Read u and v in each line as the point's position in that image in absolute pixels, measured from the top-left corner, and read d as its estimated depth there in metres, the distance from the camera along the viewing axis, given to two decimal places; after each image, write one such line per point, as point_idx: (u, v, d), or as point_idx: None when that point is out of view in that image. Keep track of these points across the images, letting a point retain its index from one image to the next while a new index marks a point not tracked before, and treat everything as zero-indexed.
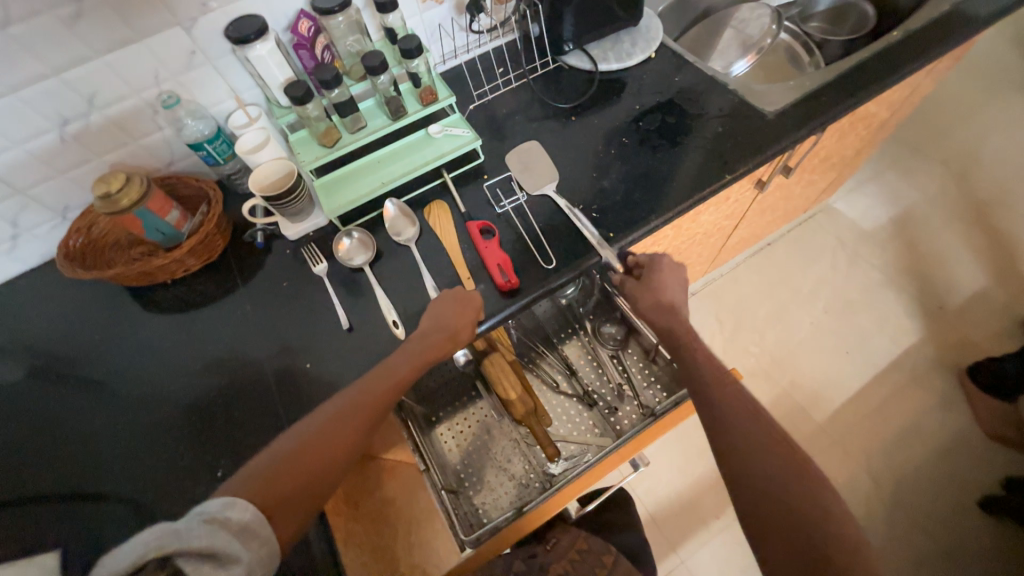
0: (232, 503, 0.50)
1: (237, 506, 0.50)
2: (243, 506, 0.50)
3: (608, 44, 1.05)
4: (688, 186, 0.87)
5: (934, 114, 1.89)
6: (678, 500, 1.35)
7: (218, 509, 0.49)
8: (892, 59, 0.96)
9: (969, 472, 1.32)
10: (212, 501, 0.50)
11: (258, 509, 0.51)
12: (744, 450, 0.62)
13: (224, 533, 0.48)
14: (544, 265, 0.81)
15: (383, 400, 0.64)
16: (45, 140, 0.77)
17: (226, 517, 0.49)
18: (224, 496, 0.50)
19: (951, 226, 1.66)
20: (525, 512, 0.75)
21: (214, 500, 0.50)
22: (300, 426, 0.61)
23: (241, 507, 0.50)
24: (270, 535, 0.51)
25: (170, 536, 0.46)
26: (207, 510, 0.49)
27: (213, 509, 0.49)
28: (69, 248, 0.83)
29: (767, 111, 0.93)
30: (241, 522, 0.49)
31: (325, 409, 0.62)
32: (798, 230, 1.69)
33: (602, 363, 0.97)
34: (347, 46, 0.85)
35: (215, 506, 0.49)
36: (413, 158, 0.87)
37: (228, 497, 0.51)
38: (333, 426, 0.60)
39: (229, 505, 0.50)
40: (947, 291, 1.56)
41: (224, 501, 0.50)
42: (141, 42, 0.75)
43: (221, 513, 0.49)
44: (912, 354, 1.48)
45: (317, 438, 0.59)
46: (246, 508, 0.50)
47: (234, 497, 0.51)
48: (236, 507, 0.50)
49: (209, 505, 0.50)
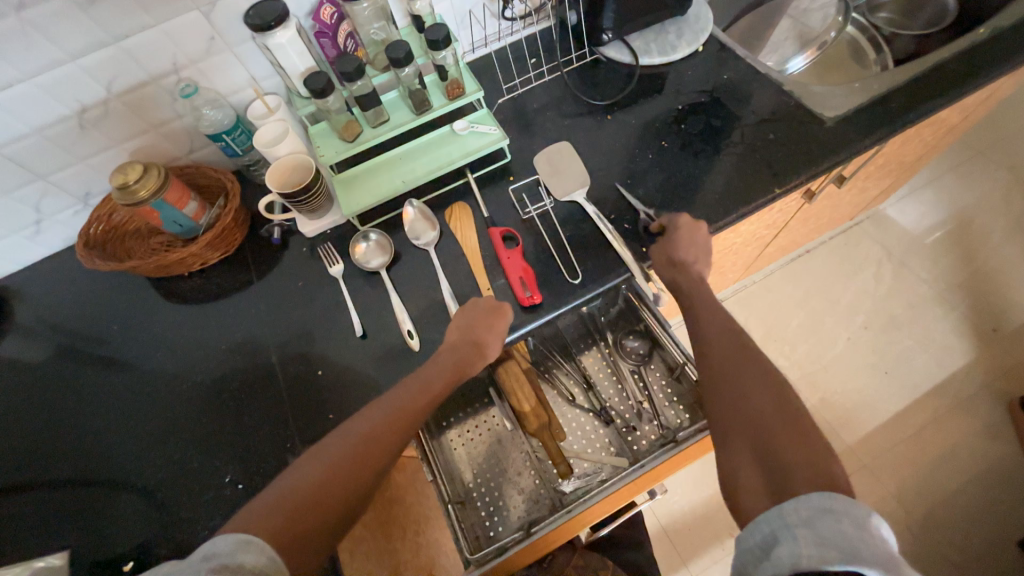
0: (247, 544, 0.44)
1: (251, 549, 0.44)
2: (259, 549, 0.44)
3: (651, 36, 0.96)
4: (730, 198, 0.80)
5: (1004, 115, 1.73)
6: (691, 514, 1.31)
7: (229, 552, 0.43)
8: (977, 61, 0.85)
9: (1014, 511, 1.23)
10: (224, 539, 0.44)
11: (276, 554, 0.45)
12: (737, 388, 0.55)
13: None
14: (570, 279, 0.76)
15: (411, 421, 0.59)
16: (64, 127, 0.76)
17: (237, 565, 0.43)
18: (238, 535, 0.44)
19: (1016, 241, 1.52)
20: (534, 535, 0.71)
21: (227, 538, 0.44)
22: (315, 453, 0.54)
23: (256, 550, 0.44)
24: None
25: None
26: (216, 554, 0.43)
27: (224, 549, 0.43)
28: (90, 235, 0.83)
29: (826, 116, 0.84)
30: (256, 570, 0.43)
31: (350, 427, 0.57)
32: (841, 237, 1.58)
33: (622, 378, 0.91)
34: (371, 34, 0.81)
35: (226, 549, 0.43)
36: (437, 156, 0.83)
37: (243, 536, 0.45)
38: (355, 454, 0.54)
39: (242, 547, 0.44)
40: (1005, 312, 1.43)
41: (237, 541, 0.44)
42: (157, 26, 0.71)
43: (233, 558, 0.43)
44: (958, 380, 1.37)
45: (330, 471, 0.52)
46: (262, 550, 0.45)
47: (249, 537, 0.45)
48: (249, 551, 0.44)
49: (220, 546, 0.44)
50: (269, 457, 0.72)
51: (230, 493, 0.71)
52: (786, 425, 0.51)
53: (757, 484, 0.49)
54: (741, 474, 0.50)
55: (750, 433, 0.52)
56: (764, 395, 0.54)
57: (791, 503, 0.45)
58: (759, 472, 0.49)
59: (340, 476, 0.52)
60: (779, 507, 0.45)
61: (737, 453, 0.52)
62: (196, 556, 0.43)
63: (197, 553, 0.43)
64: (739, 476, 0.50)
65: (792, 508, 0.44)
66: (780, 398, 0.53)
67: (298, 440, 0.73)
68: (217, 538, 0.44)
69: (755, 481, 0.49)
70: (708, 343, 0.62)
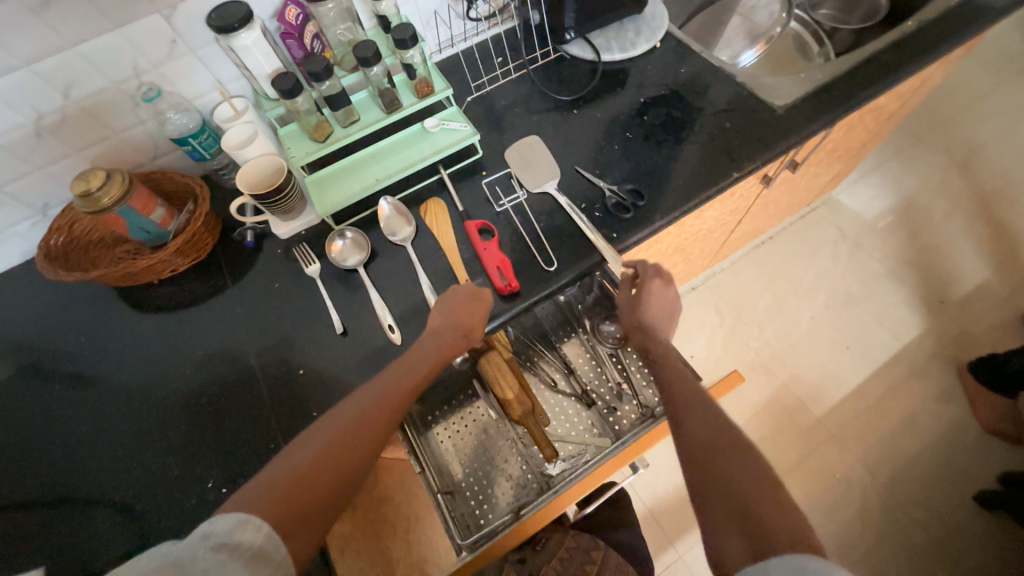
0: (245, 523, 0.46)
1: (249, 527, 0.46)
2: (256, 527, 0.46)
3: (612, 33, 1.00)
4: (693, 184, 0.85)
5: (939, 103, 1.87)
6: (676, 494, 1.35)
7: (227, 530, 0.45)
8: (907, 51, 0.93)
9: (966, 468, 1.32)
10: (222, 519, 0.46)
11: (274, 531, 0.47)
12: (712, 445, 0.57)
13: (232, 564, 0.44)
14: (546, 267, 0.79)
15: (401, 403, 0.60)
16: (19, 135, 0.74)
17: (235, 543, 0.45)
18: (235, 514, 0.46)
19: (955, 218, 1.64)
20: (523, 517, 0.73)
21: (224, 518, 0.46)
22: (308, 435, 0.55)
23: (253, 528, 0.46)
24: (284, 559, 0.47)
25: (173, 568, 0.43)
26: (215, 532, 0.45)
27: (221, 530, 0.45)
28: (50, 247, 0.80)
29: (776, 105, 0.90)
30: (253, 547, 0.45)
31: (345, 407, 0.58)
32: (799, 222, 1.67)
33: (602, 362, 0.94)
34: (338, 34, 0.82)
35: (224, 528, 0.45)
36: (409, 153, 0.84)
37: (240, 515, 0.46)
38: (348, 437, 0.55)
39: (240, 526, 0.46)
40: (949, 284, 1.54)
41: (233, 521, 0.46)
42: (116, 30, 0.70)
43: (231, 536, 0.45)
44: (912, 349, 1.47)
45: (322, 457, 0.53)
46: (260, 528, 0.46)
47: (245, 516, 0.46)
48: (246, 529, 0.46)
49: (217, 525, 0.45)
50: (255, 460, 0.72)
51: (214, 498, 0.70)
52: (760, 481, 0.53)
53: (738, 547, 0.50)
54: (722, 537, 0.52)
55: (729, 493, 0.53)
56: (739, 456, 0.55)
57: (775, 560, 0.47)
58: (740, 536, 0.51)
59: (330, 459, 0.53)
60: (764, 566, 0.47)
61: (719, 513, 0.53)
62: (196, 535, 0.45)
63: (196, 532, 0.45)
64: (721, 540, 0.52)
65: (777, 565, 0.46)
66: (753, 454, 0.55)
67: (283, 439, 0.72)
68: (215, 517, 0.46)
69: (737, 546, 0.51)
70: (680, 402, 0.63)
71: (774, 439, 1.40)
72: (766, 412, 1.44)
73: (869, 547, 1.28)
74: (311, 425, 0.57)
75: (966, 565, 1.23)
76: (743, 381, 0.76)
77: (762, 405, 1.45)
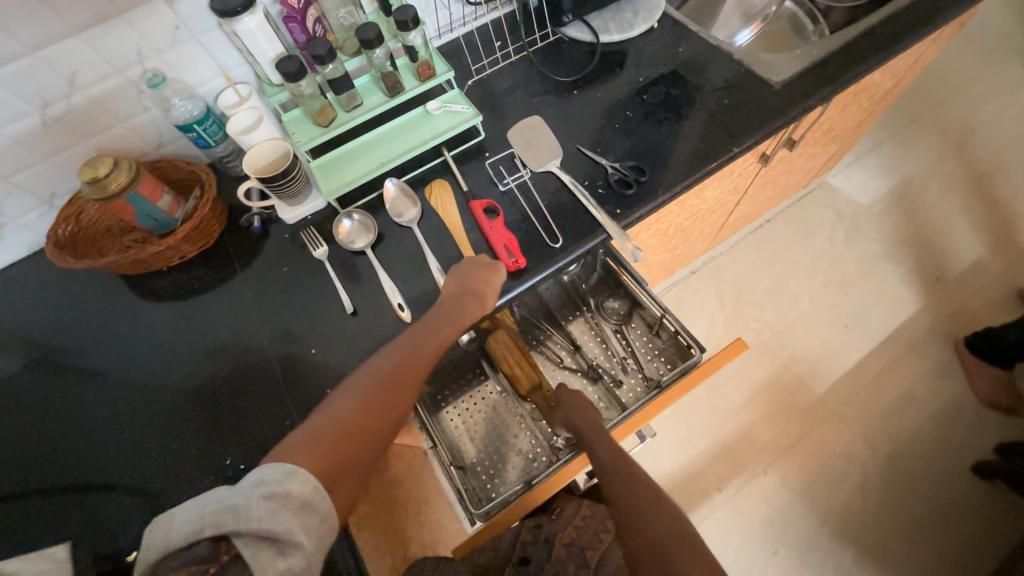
0: (293, 474, 0.50)
1: (297, 479, 0.49)
2: (304, 479, 0.50)
3: (609, 14, 1.01)
4: (693, 161, 0.86)
5: (932, 84, 1.88)
6: (681, 473, 1.40)
7: (278, 481, 0.49)
8: (901, 25, 0.94)
9: (965, 439, 1.35)
10: (272, 469, 0.50)
11: (319, 484, 0.51)
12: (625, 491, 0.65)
13: (285, 512, 0.47)
14: (551, 244, 0.80)
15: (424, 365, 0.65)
16: (25, 124, 0.75)
17: (286, 493, 0.48)
18: (284, 466, 0.50)
19: (950, 196, 1.66)
20: (535, 486, 0.74)
21: (275, 469, 0.50)
22: (342, 394, 0.60)
23: (301, 479, 0.50)
24: (329, 510, 0.51)
25: (228, 514, 0.46)
26: (266, 482, 0.48)
27: (273, 482, 0.49)
28: (58, 236, 0.80)
29: (773, 81, 0.91)
30: (302, 497, 0.49)
31: (373, 372, 0.62)
32: (797, 205, 1.68)
33: (607, 338, 0.96)
34: (340, 18, 0.83)
35: (275, 478, 0.49)
36: (412, 137, 0.84)
37: (289, 467, 0.50)
38: (378, 394, 0.59)
39: (289, 477, 0.49)
40: (945, 262, 1.56)
41: (283, 473, 0.49)
42: (121, 16, 0.71)
43: (282, 486, 0.48)
44: (910, 326, 1.49)
45: (357, 415, 0.57)
46: (307, 480, 0.50)
47: (294, 468, 0.50)
48: (295, 480, 0.49)
49: (268, 475, 0.49)
50: (270, 439, 0.73)
51: (232, 475, 0.71)
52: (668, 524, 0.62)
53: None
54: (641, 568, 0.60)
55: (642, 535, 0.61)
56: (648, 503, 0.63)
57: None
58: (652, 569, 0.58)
59: (367, 414, 0.58)
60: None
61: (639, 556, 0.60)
62: (247, 484, 0.48)
63: (249, 481, 0.48)
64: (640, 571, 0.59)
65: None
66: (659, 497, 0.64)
67: (297, 416, 0.74)
68: (266, 468, 0.50)
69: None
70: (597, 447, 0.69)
71: (776, 417, 1.43)
72: (768, 391, 1.46)
73: (871, 520, 1.30)
74: (342, 385, 0.61)
75: (966, 535, 1.26)
76: (747, 348, 0.77)
77: (763, 384, 1.47)
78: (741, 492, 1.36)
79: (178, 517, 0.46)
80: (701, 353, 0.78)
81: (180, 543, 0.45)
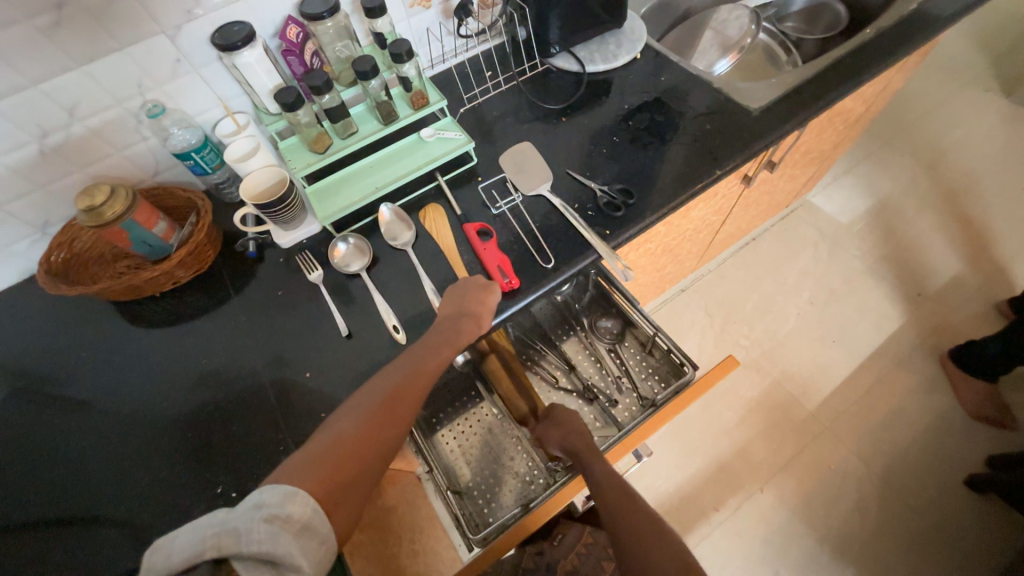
0: (293, 496, 0.49)
1: (297, 501, 0.49)
2: (304, 501, 0.49)
3: (594, 46, 1.06)
4: (678, 183, 0.89)
5: (903, 108, 1.98)
6: (677, 493, 1.39)
7: (278, 503, 0.48)
8: (868, 56, 1.00)
9: (956, 453, 1.36)
10: (272, 491, 0.49)
11: (319, 506, 0.50)
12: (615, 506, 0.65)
13: (286, 535, 0.47)
14: (543, 264, 0.82)
15: (421, 386, 0.65)
16: (23, 153, 0.76)
17: (286, 515, 0.48)
18: (284, 487, 0.49)
19: (925, 214, 1.73)
20: (533, 509, 0.74)
21: (275, 490, 0.49)
22: (343, 413, 0.60)
23: (301, 502, 0.49)
24: (328, 534, 0.50)
25: (230, 536, 0.45)
26: (266, 503, 0.48)
27: (273, 504, 0.48)
28: (50, 263, 0.80)
29: (752, 108, 0.96)
30: (302, 520, 0.48)
31: (371, 394, 0.62)
32: (780, 224, 1.73)
33: (601, 357, 0.97)
34: (336, 51, 0.86)
35: (275, 501, 0.48)
36: (406, 162, 0.87)
37: (289, 489, 0.50)
38: (377, 415, 0.60)
39: (289, 499, 0.49)
40: (926, 277, 1.61)
41: (283, 494, 0.49)
42: (123, 50, 0.73)
43: (282, 508, 0.48)
44: (895, 340, 1.52)
45: (357, 436, 0.57)
46: (307, 502, 0.50)
47: (294, 490, 0.50)
48: (296, 502, 0.49)
49: (269, 497, 0.49)
50: (262, 465, 0.72)
51: (223, 503, 0.69)
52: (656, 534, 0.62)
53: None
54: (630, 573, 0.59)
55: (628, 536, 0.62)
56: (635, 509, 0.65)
57: None
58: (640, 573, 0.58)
59: (368, 434, 0.58)
60: None
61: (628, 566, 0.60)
62: (247, 506, 0.48)
63: (250, 503, 0.48)
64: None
65: None
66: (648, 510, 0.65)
67: (291, 442, 0.73)
68: (266, 489, 0.49)
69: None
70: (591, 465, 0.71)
71: (770, 433, 1.43)
72: (760, 407, 1.47)
73: (870, 536, 1.30)
74: (342, 405, 0.62)
75: (964, 550, 1.25)
76: (738, 366, 0.78)
77: (756, 400, 1.48)
78: (739, 510, 1.35)
79: (178, 539, 0.46)
80: (693, 370, 0.79)
81: (179, 565, 0.44)
